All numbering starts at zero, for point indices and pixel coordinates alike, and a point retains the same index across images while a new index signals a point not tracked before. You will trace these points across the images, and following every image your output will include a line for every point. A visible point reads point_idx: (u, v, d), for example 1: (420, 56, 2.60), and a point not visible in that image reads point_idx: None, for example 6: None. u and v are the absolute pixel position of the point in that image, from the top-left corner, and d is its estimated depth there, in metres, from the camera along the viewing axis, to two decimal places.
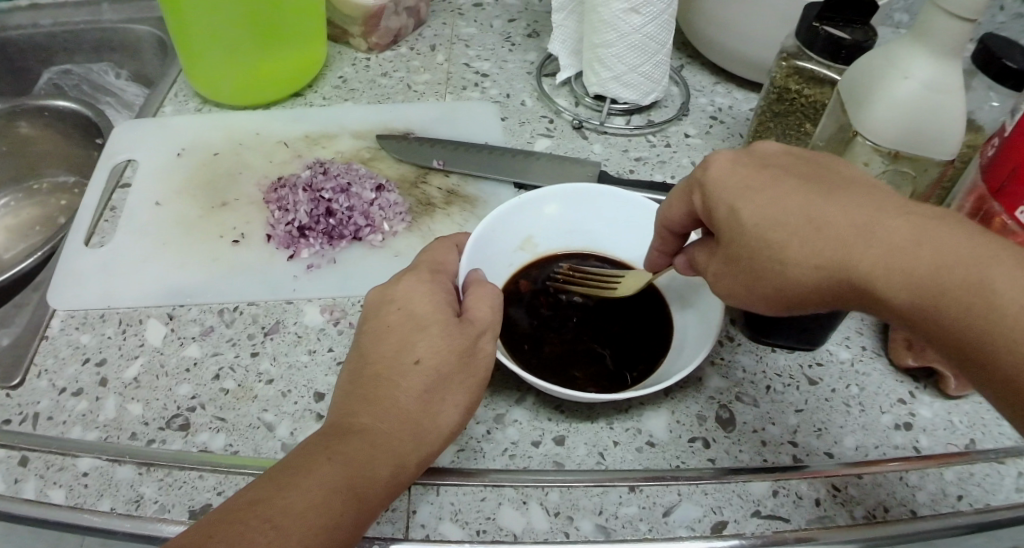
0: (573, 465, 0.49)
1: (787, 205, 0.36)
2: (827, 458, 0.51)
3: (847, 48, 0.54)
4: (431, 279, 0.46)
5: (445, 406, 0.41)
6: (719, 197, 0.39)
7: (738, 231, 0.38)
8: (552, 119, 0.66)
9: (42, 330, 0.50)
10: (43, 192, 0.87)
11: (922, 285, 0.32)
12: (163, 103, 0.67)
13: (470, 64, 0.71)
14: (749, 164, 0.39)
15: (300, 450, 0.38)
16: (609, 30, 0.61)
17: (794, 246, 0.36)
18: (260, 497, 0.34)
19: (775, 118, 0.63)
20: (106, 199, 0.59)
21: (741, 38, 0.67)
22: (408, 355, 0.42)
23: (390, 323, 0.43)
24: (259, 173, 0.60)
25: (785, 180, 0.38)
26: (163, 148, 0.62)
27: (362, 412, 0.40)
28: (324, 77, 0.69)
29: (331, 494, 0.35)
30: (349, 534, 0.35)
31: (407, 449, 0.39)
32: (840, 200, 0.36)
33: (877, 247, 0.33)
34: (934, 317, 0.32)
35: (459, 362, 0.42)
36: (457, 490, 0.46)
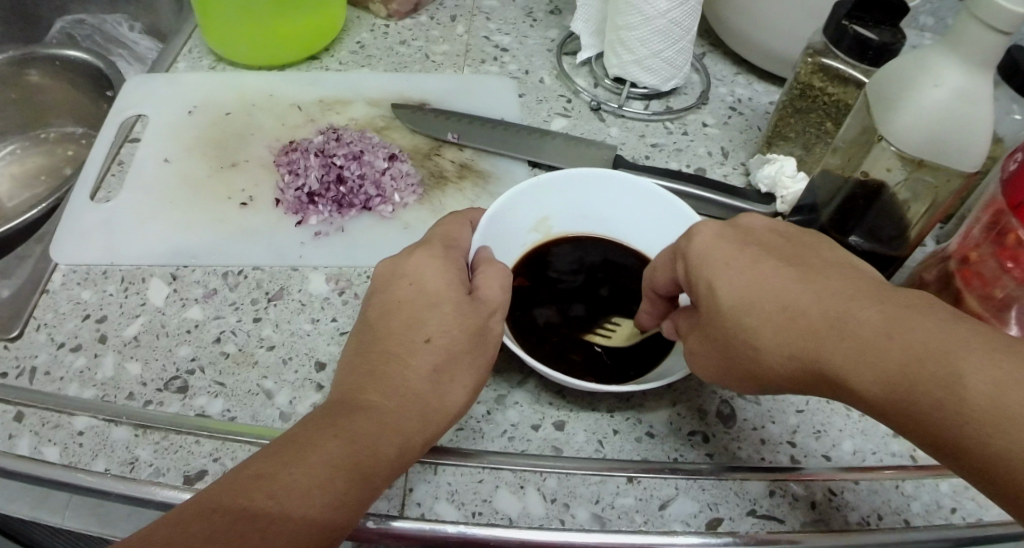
0: (572, 451, 0.48)
1: (762, 289, 0.37)
2: (825, 461, 0.50)
3: (875, 49, 0.52)
4: (442, 254, 0.45)
5: (453, 385, 0.40)
6: (698, 276, 0.40)
7: (714, 309, 0.39)
8: (570, 99, 0.65)
9: (44, 284, 0.50)
10: (52, 142, 0.86)
11: (887, 375, 0.32)
12: (175, 59, 0.66)
13: (490, 37, 0.69)
14: (730, 239, 0.40)
15: (303, 426, 0.37)
16: (634, 12, 0.59)
17: (767, 330, 0.37)
18: (263, 470, 0.33)
19: (796, 114, 0.62)
20: (114, 154, 0.58)
21: (771, 27, 0.65)
22: (419, 333, 0.41)
23: (400, 299, 0.43)
24: (269, 136, 0.59)
25: (762, 260, 0.39)
26: (173, 105, 0.61)
27: (368, 388, 0.39)
28: (341, 42, 0.68)
29: (339, 468, 0.35)
30: (355, 513, 0.34)
31: (413, 425, 0.38)
32: (811, 285, 0.36)
33: (845, 337, 0.34)
34: (905, 411, 0.32)
35: (469, 340, 0.41)
36: (455, 470, 0.46)
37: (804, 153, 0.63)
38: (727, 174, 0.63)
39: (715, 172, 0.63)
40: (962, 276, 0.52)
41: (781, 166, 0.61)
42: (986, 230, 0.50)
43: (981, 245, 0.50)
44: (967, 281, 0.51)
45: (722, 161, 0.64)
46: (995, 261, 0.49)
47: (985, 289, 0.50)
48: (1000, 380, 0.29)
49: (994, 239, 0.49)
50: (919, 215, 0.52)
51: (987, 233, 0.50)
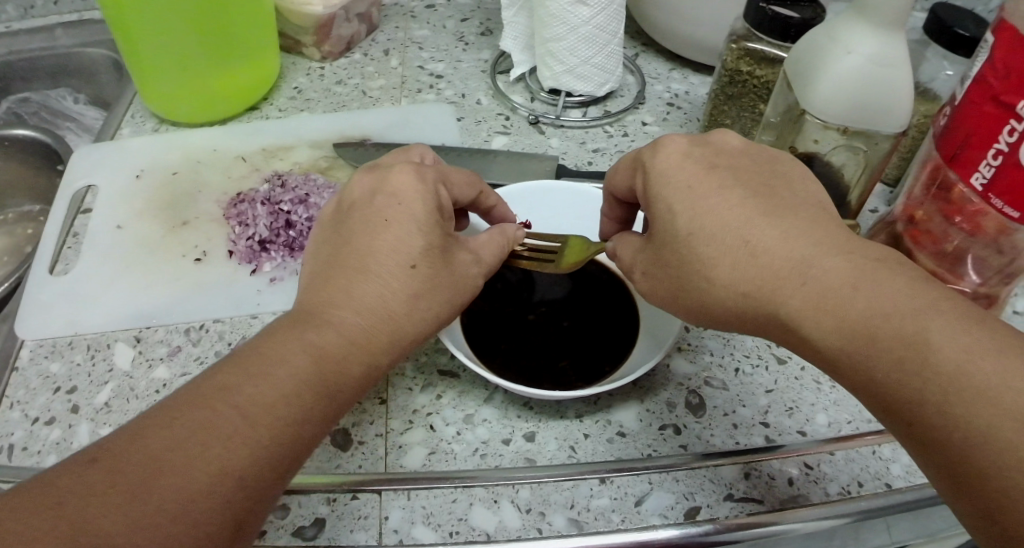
0: (545, 460, 0.50)
1: (726, 219, 0.39)
2: (802, 436, 0.52)
3: (796, 26, 0.55)
4: (430, 181, 0.45)
5: (425, 315, 0.41)
6: (666, 204, 0.41)
7: (673, 234, 0.41)
8: (508, 116, 0.66)
9: (12, 362, 0.51)
10: (10, 223, 0.86)
11: (851, 322, 0.33)
12: (119, 126, 0.67)
13: (424, 66, 0.70)
14: (698, 162, 0.42)
15: (280, 337, 0.38)
16: (558, 23, 0.62)
17: (722, 262, 0.38)
18: (227, 383, 0.35)
19: (728, 100, 0.64)
20: (68, 226, 0.59)
21: (695, 22, 0.67)
22: (405, 258, 0.41)
23: (386, 216, 0.43)
24: (217, 190, 0.60)
25: (728, 189, 0.40)
26: (122, 170, 0.62)
27: (334, 297, 0.40)
28: (280, 89, 0.69)
29: (300, 383, 0.36)
30: (315, 428, 0.36)
31: (380, 346, 0.40)
32: (772, 226, 0.38)
33: (804, 278, 0.35)
34: (856, 355, 0.33)
35: (439, 260, 0.43)
36: (428, 493, 0.47)
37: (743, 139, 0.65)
38: None
39: None
40: (911, 237, 0.53)
41: None
42: (926, 188, 0.52)
43: (924, 203, 0.52)
44: (916, 240, 0.53)
45: None
46: (941, 217, 0.51)
47: (937, 245, 0.51)
48: (969, 349, 0.30)
49: (936, 196, 0.51)
50: (857, 179, 0.54)
51: (929, 191, 0.52)
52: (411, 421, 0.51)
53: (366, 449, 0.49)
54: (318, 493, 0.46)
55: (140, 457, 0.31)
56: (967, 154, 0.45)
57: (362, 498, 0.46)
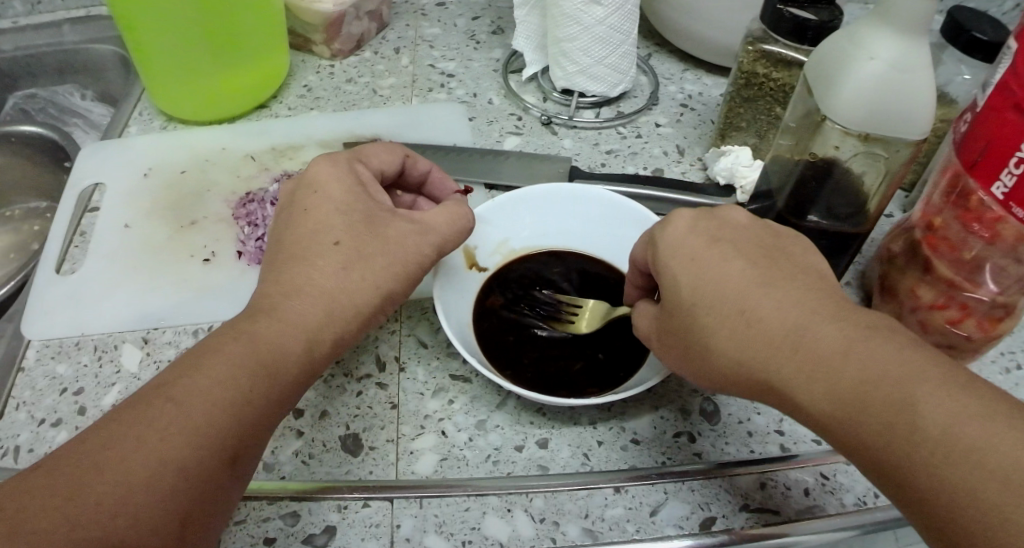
0: (558, 468, 0.49)
1: (724, 286, 0.39)
2: (817, 445, 0.51)
3: (813, 29, 0.54)
4: (348, 164, 0.48)
5: (365, 283, 0.43)
6: (670, 279, 0.41)
7: (675, 302, 0.40)
8: (521, 116, 0.65)
9: (18, 363, 0.50)
10: (17, 220, 0.85)
11: (835, 385, 0.33)
12: (127, 124, 0.66)
13: (435, 65, 0.69)
14: (701, 232, 0.42)
15: (211, 339, 0.40)
16: (572, 23, 0.61)
17: (720, 330, 0.38)
18: (167, 380, 0.37)
19: (744, 103, 0.63)
20: (75, 224, 0.58)
21: (709, 22, 0.66)
22: (328, 237, 0.44)
23: (308, 206, 0.46)
24: (226, 190, 0.59)
25: (728, 257, 0.40)
26: (128, 168, 0.61)
27: (277, 290, 0.42)
28: (289, 87, 0.68)
29: (237, 370, 0.37)
30: (255, 409, 0.37)
31: (319, 326, 0.41)
32: (764, 291, 0.38)
33: (796, 342, 0.35)
34: (844, 418, 0.33)
35: (369, 234, 0.45)
36: (440, 501, 0.46)
37: (758, 141, 0.64)
38: (685, 171, 0.64)
39: (672, 171, 0.64)
40: (928, 244, 0.52)
41: (735, 156, 0.62)
42: (945, 195, 0.51)
43: (942, 211, 0.51)
44: (934, 247, 0.52)
45: (678, 159, 0.65)
46: (959, 224, 0.49)
47: (954, 253, 0.50)
48: (952, 414, 0.30)
49: (954, 203, 0.49)
50: (875, 189, 0.53)
51: (947, 198, 0.50)
52: (422, 426, 0.50)
53: (378, 455, 0.49)
54: (329, 500, 0.45)
55: (82, 458, 0.33)
56: (987, 161, 0.44)
57: (374, 506, 0.45)
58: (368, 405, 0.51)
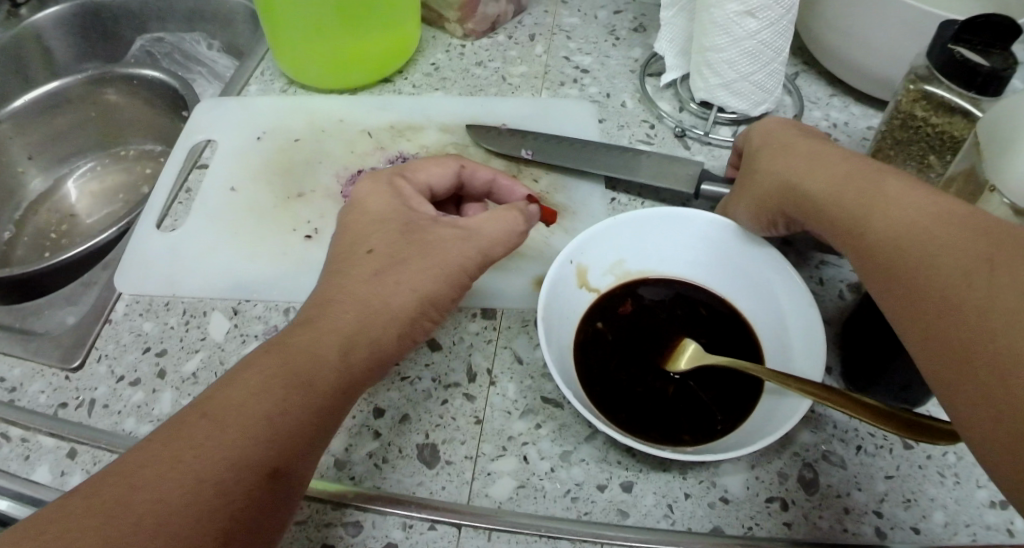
0: (638, 517, 0.44)
1: (901, 207, 0.36)
2: (915, 535, 0.43)
3: (984, 76, 0.43)
4: (414, 182, 0.46)
5: (398, 286, 0.39)
6: (759, 155, 0.47)
7: (811, 170, 0.42)
8: (653, 124, 0.60)
9: (107, 312, 0.50)
10: (131, 159, 0.89)
11: (942, 246, 0.33)
12: (247, 82, 0.64)
13: (570, 58, 0.64)
14: (859, 162, 0.42)
15: (247, 357, 0.36)
16: (720, 33, 0.54)
17: (822, 183, 0.41)
18: (202, 399, 0.35)
19: (896, 146, 0.53)
20: (182, 179, 0.57)
21: (869, 48, 0.58)
22: (364, 246, 0.41)
23: (350, 222, 0.44)
24: (338, 162, 0.56)
25: (911, 188, 0.37)
26: (245, 128, 0.59)
27: (317, 303, 0.39)
28: (416, 63, 0.65)
29: (270, 379, 0.35)
30: (292, 423, 0.34)
31: (357, 330, 0.37)
32: (875, 173, 0.40)
33: (899, 220, 0.36)
34: (937, 276, 0.32)
35: (408, 240, 0.41)
36: (511, 537, 0.42)
37: None
38: None
39: None
40: None
41: None
42: None
43: None
44: None
45: None
46: None
47: None
48: None
49: None
50: None
51: None
52: (504, 447, 0.46)
53: (453, 471, 0.45)
54: (395, 516, 0.42)
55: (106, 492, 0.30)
56: None
57: (440, 530, 0.42)
58: (451, 415, 0.47)
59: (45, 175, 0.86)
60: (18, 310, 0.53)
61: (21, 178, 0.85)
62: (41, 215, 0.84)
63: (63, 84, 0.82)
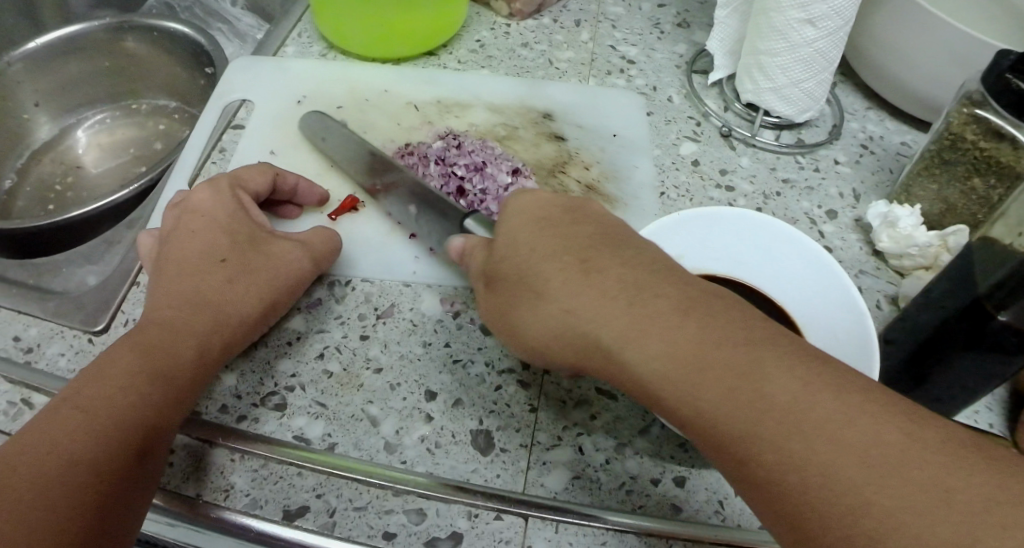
0: (693, 513, 0.42)
1: (659, 319, 0.33)
2: None
3: None
4: (222, 190, 0.48)
5: (244, 292, 0.44)
6: (552, 280, 0.36)
7: (602, 305, 0.34)
8: (699, 122, 0.60)
9: (133, 276, 0.49)
10: (142, 114, 0.85)
11: (754, 421, 0.29)
12: (284, 43, 0.61)
13: (615, 47, 0.64)
14: (631, 266, 0.36)
15: (108, 354, 0.40)
16: (779, 38, 0.55)
17: (672, 332, 0.32)
18: (75, 393, 0.37)
19: (943, 166, 0.53)
20: (215, 139, 0.53)
21: (911, 66, 0.60)
22: (217, 253, 0.45)
23: (189, 227, 0.46)
24: (384, 135, 0.54)
25: (660, 291, 0.34)
26: (283, 91, 0.56)
27: (161, 303, 0.43)
28: (460, 39, 0.63)
29: (136, 376, 0.38)
30: (153, 420, 0.37)
31: (204, 330, 0.42)
32: (656, 292, 0.34)
33: (722, 339, 0.31)
34: (873, 455, 0.26)
35: (243, 250, 0.46)
36: (577, 529, 0.40)
37: None
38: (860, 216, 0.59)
39: (846, 217, 0.59)
40: None
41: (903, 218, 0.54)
42: None
43: None
44: None
45: (853, 204, 0.59)
46: None
47: None
48: None
49: None
50: None
51: None
52: (559, 437, 0.44)
53: (507, 459, 0.43)
54: (459, 504, 0.40)
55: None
56: None
57: (506, 520, 0.40)
58: (505, 402, 0.45)
59: (52, 123, 0.82)
60: (36, 267, 0.51)
61: (28, 125, 0.80)
62: (44, 166, 0.80)
63: (82, 29, 0.78)
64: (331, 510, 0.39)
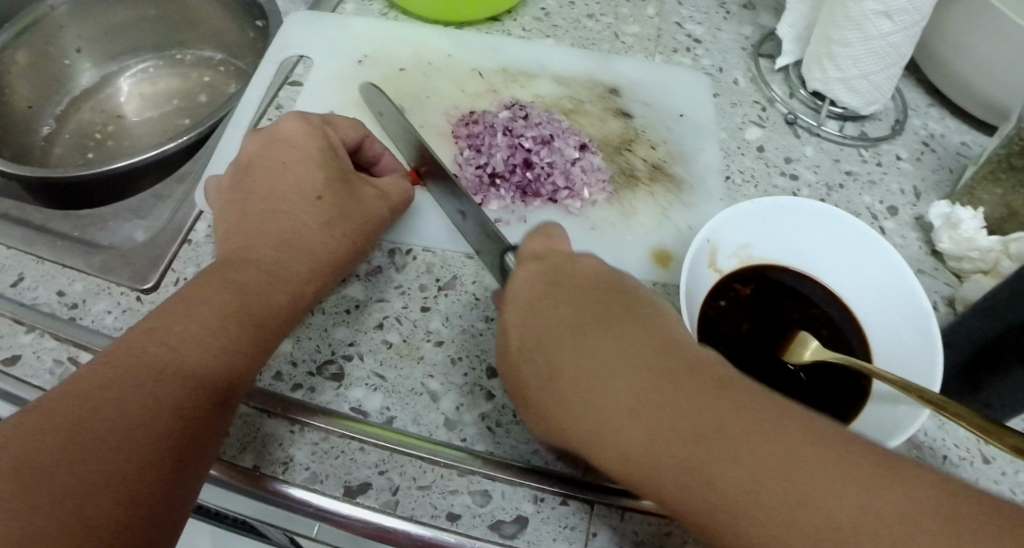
0: None
1: (618, 395, 0.32)
2: None
3: None
4: (315, 125, 0.47)
5: (341, 239, 0.44)
6: (524, 374, 0.36)
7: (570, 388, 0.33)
8: (766, 107, 0.57)
9: (184, 233, 0.47)
10: (187, 66, 0.82)
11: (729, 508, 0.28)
12: (341, 0, 0.60)
13: (682, 24, 0.62)
14: (577, 316, 0.36)
15: (199, 282, 0.40)
16: (853, 28, 0.52)
17: (628, 424, 0.31)
18: (162, 322, 0.37)
19: (1009, 170, 0.50)
20: (272, 94, 0.53)
21: (978, 66, 0.58)
22: (310, 190, 0.44)
23: (284, 158, 0.45)
24: (447, 101, 0.53)
25: (614, 358, 0.33)
26: (342, 51, 0.55)
27: (256, 240, 0.42)
28: (524, 5, 0.61)
29: (225, 318, 0.38)
30: (238, 369, 0.37)
31: (296, 278, 0.41)
32: (615, 363, 0.33)
33: (688, 412, 0.30)
34: (835, 537, 0.26)
35: (340, 192, 0.45)
36: (641, 518, 0.39)
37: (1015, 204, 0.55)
38: (921, 214, 0.57)
39: (907, 215, 0.57)
40: None
41: (966, 219, 0.52)
42: None
43: None
44: None
45: (913, 201, 0.58)
46: None
47: None
48: None
49: None
50: None
51: None
52: None
53: None
54: (525, 488, 0.39)
55: (72, 394, 0.33)
56: None
57: (571, 506, 0.39)
58: None
59: (94, 70, 0.81)
60: (81, 218, 0.50)
61: (69, 70, 0.79)
62: (83, 113, 0.79)
63: None
64: (394, 488, 0.38)
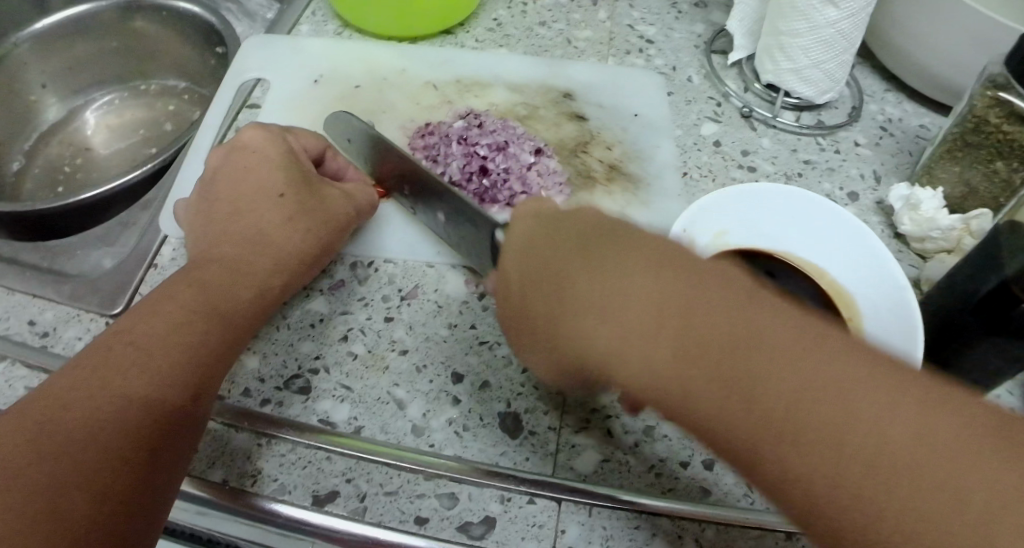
0: (720, 495, 0.40)
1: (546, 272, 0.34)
2: None
3: None
4: (275, 132, 0.49)
5: (305, 234, 0.45)
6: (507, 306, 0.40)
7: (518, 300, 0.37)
8: (720, 102, 0.58)
9: (150, 258, 0.48)
10: (152, 95, 0.84)
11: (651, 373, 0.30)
12: (299, 22, 0.62)
13: (634, 26, 0.63)
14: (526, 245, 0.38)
15: (163, 289, 0.41)
16: (800, 18, 0.53)
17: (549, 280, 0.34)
18: (125, 326, 0.38)
19: (964, 148, 0.52)
20: (232, 119, 0.54)
21: (925, 48, 0.59)
22: (273, 190, 0.47)
23: (245, 164, 0.48)
24: (404, 115, 0.54)
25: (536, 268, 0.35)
26: (300, 72, 0.57)
27: (222, 243, 0.44)
28: (478, 17, 0.63)
29: (191, 315, 0.39)
30: (207, 360, 0.38)
31: (261, 274, 0.43)
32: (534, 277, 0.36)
33: (662, 307, 0.30)
34: (804, 433, 0.25)
35: (304, 190, 0.47)
36: (609, 512, 0.39)
37: None
38: (881, 198, 0.58)
39: (867, 199, 0.58)
40: None
41: (921, 199, 0.53)
42: None
43: None
44: None
45: (874, 186, 0.58)
46: None
47: None
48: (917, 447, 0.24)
49: None
50: None
51: None
52: (587, 419, 0.43)
53: (536, 441, 0.42)
54: (492, 488, 0.40)
55: (44, 401, 0.34)
56: None
57: (539, 504, 0.39)
58: (533, 384, 0.44)
59: (60, 104, 0.82)
60: (50, 250, 0.51)
61: (35, 106, 0.80)
62: (52, 148, 0.80)
63: (93, 8, 0.78)
64: (362, 495, 0.39)
